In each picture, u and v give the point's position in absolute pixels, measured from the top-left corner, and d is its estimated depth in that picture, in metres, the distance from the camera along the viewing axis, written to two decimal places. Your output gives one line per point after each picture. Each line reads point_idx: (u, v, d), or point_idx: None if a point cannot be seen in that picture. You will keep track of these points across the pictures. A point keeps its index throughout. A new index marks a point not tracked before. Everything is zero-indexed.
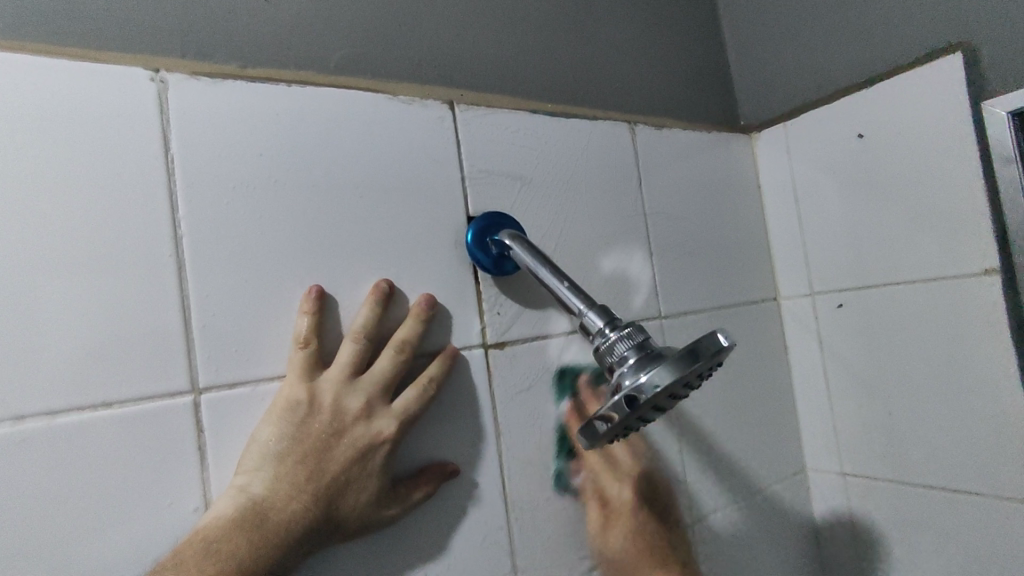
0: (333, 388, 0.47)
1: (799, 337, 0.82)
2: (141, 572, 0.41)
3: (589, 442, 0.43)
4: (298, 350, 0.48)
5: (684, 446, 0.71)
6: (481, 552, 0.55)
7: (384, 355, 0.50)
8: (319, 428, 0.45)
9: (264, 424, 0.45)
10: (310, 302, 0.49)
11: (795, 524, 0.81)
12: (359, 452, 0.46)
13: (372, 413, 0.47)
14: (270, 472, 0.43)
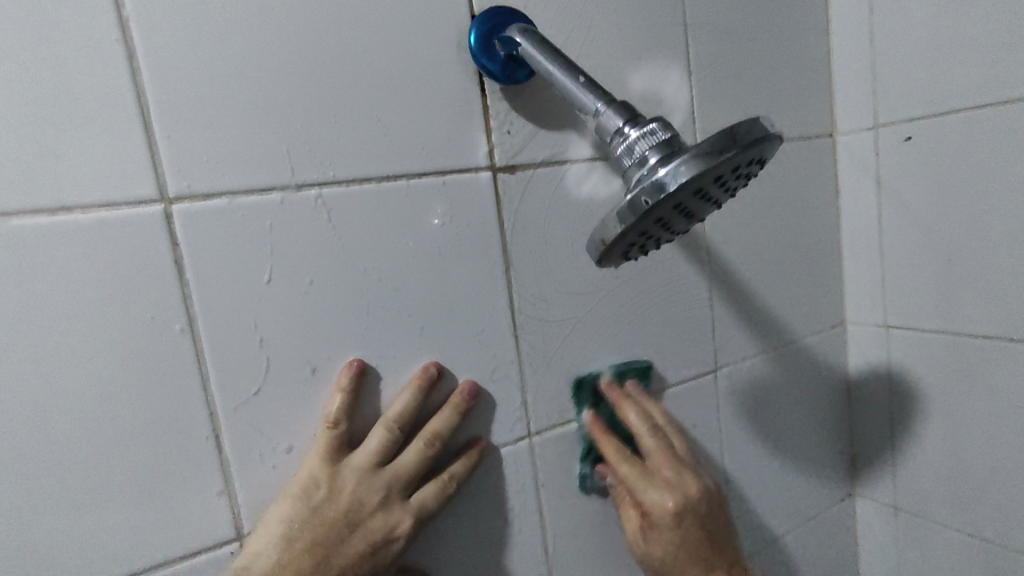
0: (355, 482, 0.44)
1: (854, 178, 0.73)
2: (129, 388, 0.39)
3: (599, 253, 0.38)
4: (326, 430, 0.44)
5: (715, 291, 0.66)
6: (490, 385, 0.52)
7: (413, 446, 0.47)
8: (339, 517, 0.43)
9: (276, 510, 0.42)
10: (346, 385, 0.45)
11: (829, 378, 0.77)
12: (371, 545, 0.44)
13: (389, 495, 0.45)
14: (276, 559, 0.41)
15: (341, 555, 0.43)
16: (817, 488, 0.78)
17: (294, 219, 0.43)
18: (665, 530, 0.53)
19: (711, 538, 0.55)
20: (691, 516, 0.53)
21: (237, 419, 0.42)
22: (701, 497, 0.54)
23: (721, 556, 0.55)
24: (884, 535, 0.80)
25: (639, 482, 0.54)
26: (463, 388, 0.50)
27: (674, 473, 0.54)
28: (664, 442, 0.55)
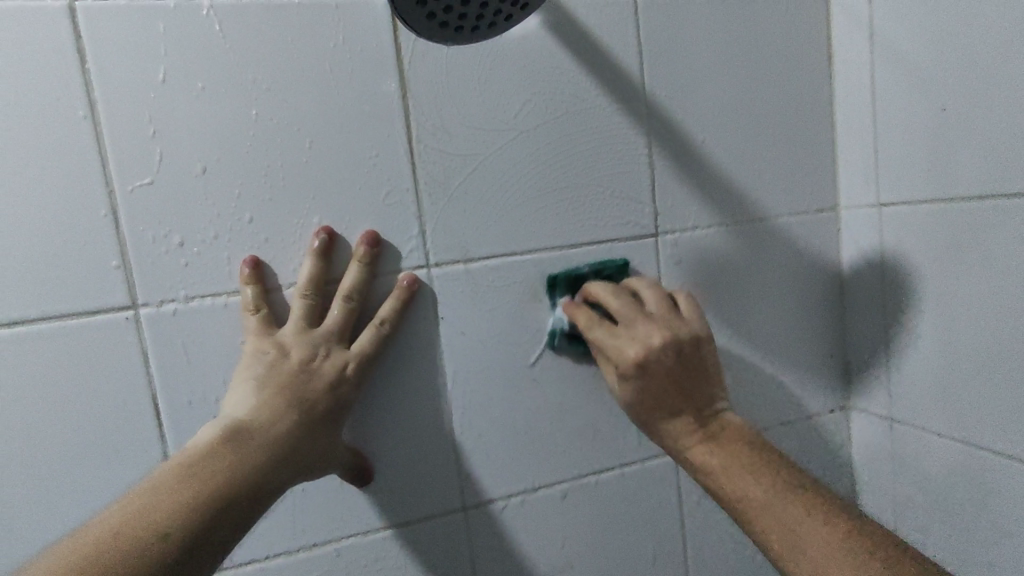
0: (294, 342, 0.51)
1: (847, 35, 0.65)
2: (40, 155, 0.47)
3: None
4: (249, 316, 0.51)
5: (657, 150, 0.63)
6: (382, 209, 0.55)
7: (336, 304, 0.53)
8: (291, 370, 0.50)
9: (239, 377, 0.51)
10: (250, 279, 0.51)
11: (812, 267, 0.70)
12: (325, 384, 0.51)
13: (333, 352, 0.52)
14: (257, 412, 0.49)
15: (309, 393, 0.50)
16: (796, 392, 0.70)
17: (185, 25, 0.49)
18: (631, 377, 0.51)
19: (687, 384, 0.52)
20: (656, 365, 0.51)
21: (133, 200, 0.49)
22: (668, 348, 0.51)
23: (689, 400, 0.52)
24: (880, 454, 0.70)
25: (605, 339, 0.53)
26: (361, 240, 0.54)
27: (642, 326, 0.52)
28: (629, 303, 0.54)
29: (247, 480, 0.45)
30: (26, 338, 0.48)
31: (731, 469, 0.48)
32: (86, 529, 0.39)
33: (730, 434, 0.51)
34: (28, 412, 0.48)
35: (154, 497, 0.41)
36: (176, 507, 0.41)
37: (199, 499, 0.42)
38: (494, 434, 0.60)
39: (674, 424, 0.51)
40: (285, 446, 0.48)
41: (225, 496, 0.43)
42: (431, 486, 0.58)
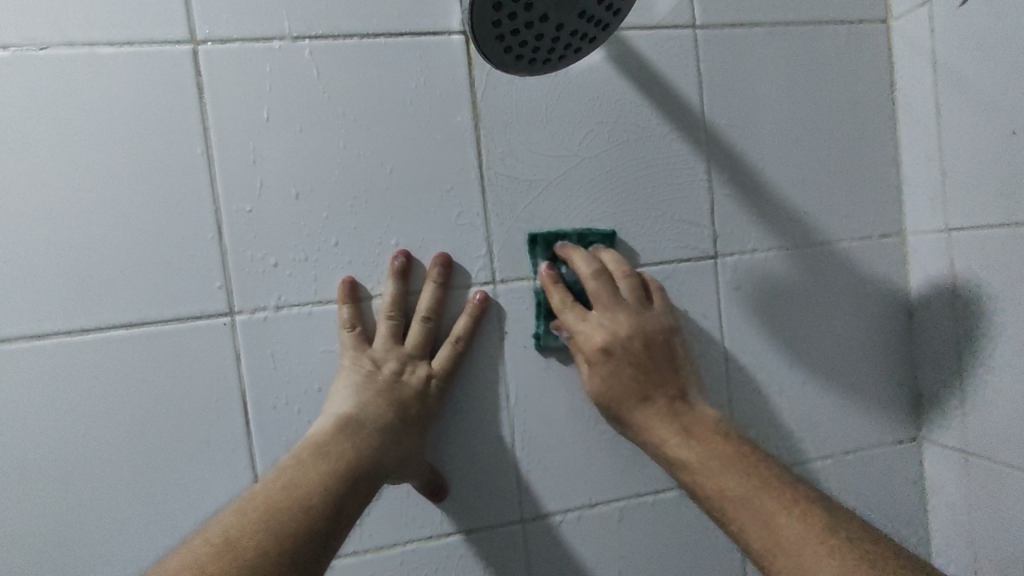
0: (386, 357, 0.56)
1: (910, 63, 0.66)
2: (162, 178, 0.54)
3: (469, 19, 0.40)
4: (344, 333, 0.56)
5: (718, 177, 0.64)
6: (456, 231, 0.59)
7: (417, 323, 0.57)
8: (384, 378, 0.55)
9: (336, 384, 0.55)
10: (345, 297, 0.56)
11: (878, 292, 0.69)
12: (414, 392, 0.55)
13: (417, 365, 0.57)
14: (360, 403, 0.53)
15: (403, 394, 0.55)
16: (863, 420, 0.69)
17: (287, 65, 0.55)
18: (597, 363, 0.56)
19: (657, 373, 0.56)
20: (622, 351, 0.55)
21: (236, 219, 0.55)
22: (633, 335, 0.56)
23: (659, 387, 0.55)
24: (956, 490, 0.67)
25: (572, 321, 0.57)
26: (434, 262, 0.58)
27: (609, 316, 0.56)
28: (603, 279, 0.57)
29: (359, 460, 0.51)
30: (142, 345, 0.54)
31: (708, 462, 0.51)
32: (250, 497, 0.46)
33: (701, 426, 0.54)
34: (140, 412, 0.54)
35: (297, 473, 0.48)
36: (318, 480, 0.48)
37: (331, 475, 0.49)
38: (555, 448, 0.61)
39: (644, 413, 0.55)
40: (390, 435, 0.53)
41: (349, 474, 0.49)
42: (493, 495, 0.60)
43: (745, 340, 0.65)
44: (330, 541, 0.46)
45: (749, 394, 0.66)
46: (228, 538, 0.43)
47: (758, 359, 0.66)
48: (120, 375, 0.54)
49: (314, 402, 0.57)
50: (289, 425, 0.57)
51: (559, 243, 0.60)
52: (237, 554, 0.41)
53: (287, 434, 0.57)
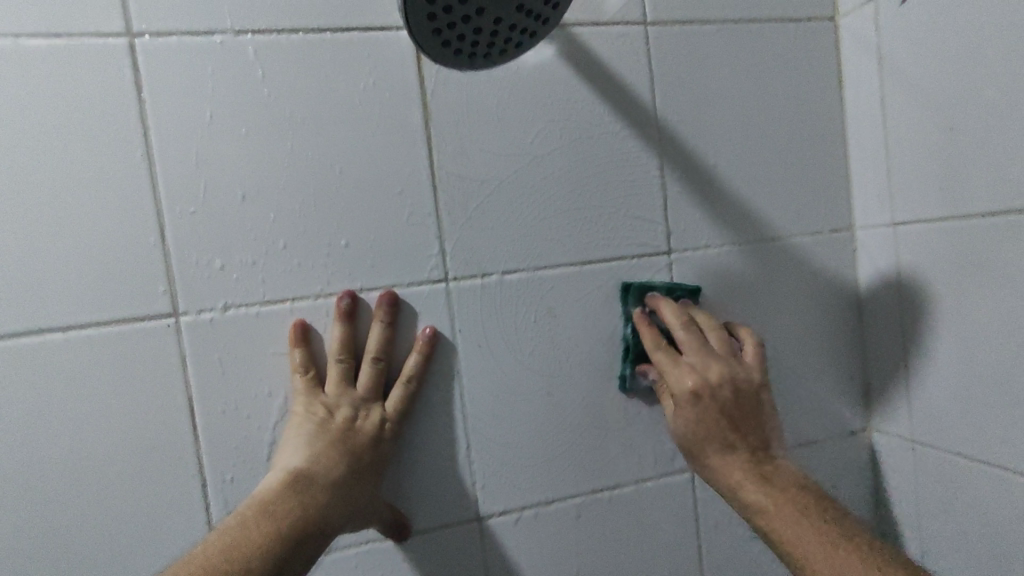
0: (338, 404, 0.56)
1: (857, 60, 0.67)
2: (99, 177, 0.52)
3: (403, 10, 0.39)
4: (297, 377, 0.56)
5: (671, 174, 0.65)
6: (408, 229, 0.58)
7: (367, 366, 0.57)
8: (336, 427, 0.55)
9: (288, 432, 0.55)
10: (296, 341, 0.56)
11: (829, 286, 0.70)
12: (367, 438, 0.55)
13: (369, 408, 0.57)
14: (310, 457, 0.53)
15: (355, 445, 0.55)
16: (815, 412, 0.70)
17: (228, 61, 0.54)
18: (686, 407, 0.55)
19: (736, 423, 0.55)
20: (713, 399, 0.55)
21: (179, 220, 0.54)
22: (723, 384, 0.56)
23: (744, 439, 0.55)
24: (905, 478, 0.69)
25: (665, 363, 0.58)
26: (382, 300, 0.57)
27: (700, 361, 0.57)
28: (693, 330, 0.58)
29: (310, 516, 0.50)
30: (83, 351, 0.52)
31: (780, 508, 0.50)
32: (186, 559, 0.44)
33: (785, 477, 0.53)
34: (81, 420, 0.53)
35: (240, 535, 0.47)
36: (260, 542, 0.47)
37: (275, 534, 0.48)
38: (511, 445, 0.62)
39: (728, 459, 0.54)
40: (342, 487, 0.53)
41: (295, 533, 0.49)
42: (449, 495, 0.60)
43: None
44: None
45: None
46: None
47: None
48: (60, 382, 0.52)
49: (265, 404, 0.56)
50: (239, 428, 0.56)
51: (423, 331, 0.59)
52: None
53: (237, 438, 0.56)
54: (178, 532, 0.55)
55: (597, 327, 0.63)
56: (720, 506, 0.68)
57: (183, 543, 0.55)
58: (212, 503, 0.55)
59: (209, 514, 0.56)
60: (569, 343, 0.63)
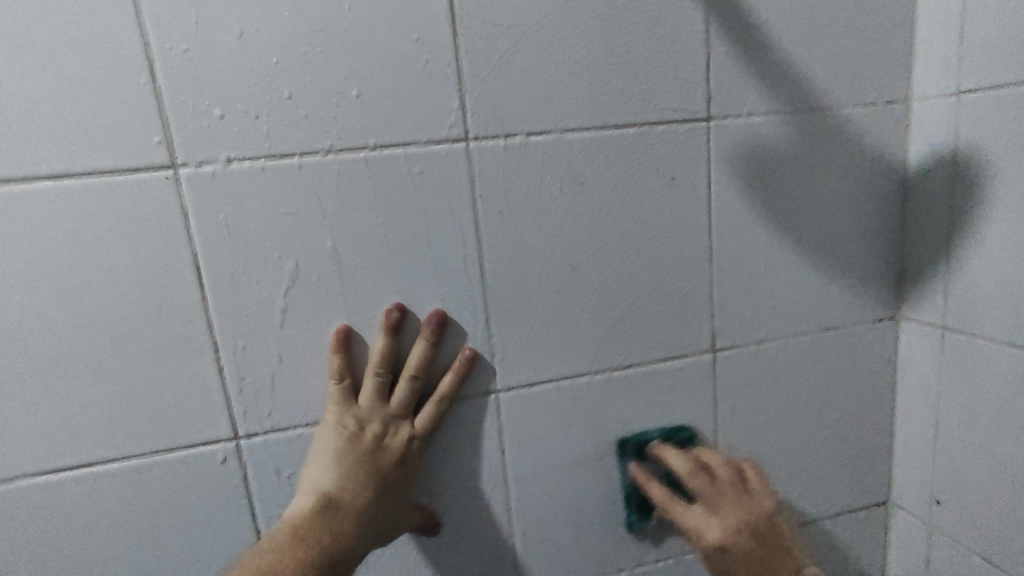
0: (372, 423, 0.56)
1: None
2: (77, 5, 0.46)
3: None
4: (333, 385, 0.56)
5: (717, 29, 0.58)
6: (424, 81, 0.53)
7: (403, 384, 0.57)
8: (367, 449, 0.55)
9: (321, 441, 0.56)
10: (336, 344, 0.56)
11: (875, 166, 0.65)
12: (395, 456, 0.56)
13: (400, 427, 0.57)
14: (342, 482, 0.54)
15: (383, 467, 0.56)
16: (843, 299, 0.68)
17: None
18: (695, 505, 0.58)
19: (745, 502, 0.57)
20: (714, 484, 0.58)
21: (170, 60, 0.48)
22: (722, 472, 0.59)
23: (739, 501, 0.57)
24: (929, 366, 0.68)
25: (686, 514, 0.58)
26: (430, 320, 0.57)
27: (710, 488, 0.58)
28: (692, 460, 0.60)
29: (337, 545, 0.52)
30: (79, 206, 0.49)
31: (748, 552, 0.55)
32: (223, 573, 0.49)
33: (758, 519, 0.56)
34: (84, 280, 0.50)
35: (270, 554, 0.50)
36: (291, 564, 0.49)
37: (300, 562, 0.50)
38: (530, 320, 0.60)
39: (694, 515, 0.58)
40: (368, 520, 0.54)
41: (320, 561, 0.51)
42: (465, 368, 0.59)
43: (732, 213, 0.62)
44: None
45: (731, 269, 0.64)
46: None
47: (744, 233, 0.63)
48: (57, 239, 0.49)
49: (275, 268, 0.54)
50: (249, 292, 0.54)
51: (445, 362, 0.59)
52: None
53: (249, 303, 0.54)
54: (194, 393, 0.54)
55: (625, 199, 0.59)
56: (738, 388, 0.67)
57: (199, 405, 0.54)
58: (225, 367, 0.54)
59: (224, 377, 0.55)
60: (595, 216, 0.59)
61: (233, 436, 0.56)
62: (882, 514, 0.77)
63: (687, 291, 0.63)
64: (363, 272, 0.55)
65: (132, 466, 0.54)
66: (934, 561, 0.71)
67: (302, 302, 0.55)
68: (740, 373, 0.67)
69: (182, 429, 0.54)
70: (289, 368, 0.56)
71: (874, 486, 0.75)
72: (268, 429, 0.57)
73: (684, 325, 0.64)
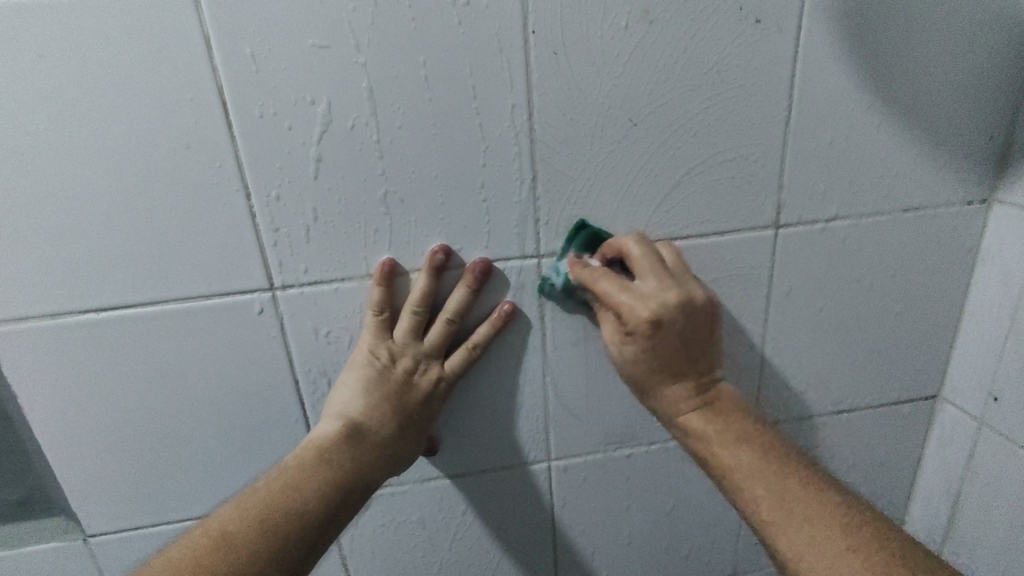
0: (403, 360, 0.56)
1: None
2: None
3: None
4: (371, 315, 0.55)
5: None
6: None
7: (438, 325, 0.56)
8: (396, 384, 0.56)
9: (352, 371, 0.56)
10: (380, 277, 0.55)
11: (998, 18, 0.56)
12: (422, 394, 0.57)
13: (430, 366, 0.57)
14: (368, 412, 0.55)
15: (407, 403, 0.56)
16: (930, 177, 0.61)
17: None
18: (638, 333, 0.51)
19: (688, 348, 0.53)
20: (673, 324, 0.51)
21: None
22: (680, 298, 0.51)
23: (693, 365, 0.54)
24: (1015, 255, 0.61)
25: (615, 293, 0.52)
26: (474, 267, 0.55)
27: (660, 288, 0.51)
28: (655, 261, 0.53)
29: (360, 471, 0.53)
30: (96, 27, 0.45)
31: (758, 467, 0.51)
32: (253, 491, 0.49)
33: (728, 408, 0.55)
34: (107, 111, 0.47)
35: (298, 475, 0.50)
36: (318, 487, 0.50)
37: (328, 483, 0.51)
38: (579, 182, 0.55)
39: (673, 390, 0.55)
40: (391, 447, 0.56)
41: (345, 484, 0.52)
42: (507, 230, 0.55)
43: (819, 69, 0.54)
44: (327, 532, 0.50)
45: (808, 135, 0.57)
46: (228, 529, 0.46)
47: (829, 94, 0.56)
48: (77, 64, 0.46)
49: (306, 110, 0.49)
50: (280, 136, 0.50)
51: (487, 304, 0.59)
52: (236, 549, 0.45)
53: (281, 147, 0.50)
54: (227, 240, 0.53)
55: (695, 46, 0.52)
56: (797, 269, 0.62)
57: (234, 252, 0.53)
58: (258, 214, 0.52)
59: (257, 225, 0.53)
60: (660, 64, 0.52)
61: (270, 287, 0.55)
62: (928, 409, 0.74)
63: (755, 159, 0.57)
64: (400, 119, 0.51)
65: (171, 308, 0.54)
66: (978, 454, 0.69)
67: (336, 149, 0.51)
68: (802, 254, 0.62)
69: (219, 277, 0.54)
70: (323, 221, 0.53)
71: (926, 380, 0.72)
72: (304, 282, 0.55)
73: (747, 198, 0.58)
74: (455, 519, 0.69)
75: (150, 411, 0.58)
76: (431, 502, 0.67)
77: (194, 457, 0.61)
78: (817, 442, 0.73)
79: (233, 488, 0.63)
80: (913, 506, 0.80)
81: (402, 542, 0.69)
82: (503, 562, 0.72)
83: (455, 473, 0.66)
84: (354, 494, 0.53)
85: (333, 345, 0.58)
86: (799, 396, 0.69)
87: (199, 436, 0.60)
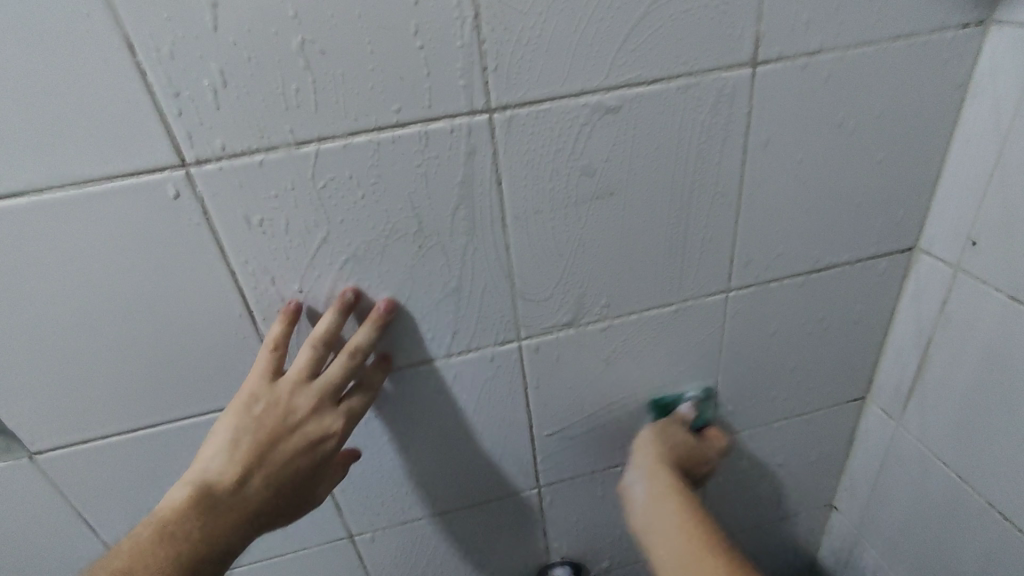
0: (291, 404, 0.54)
1: None
2: None
3: None
4: (266, 352, 0.54)
5: None
6: None
7: (339, 359, 0.56)
8: (280, 430, 0.54)
9: (229, 417, 0.54)
10: (286, 315, 0.54)
11: None
12: (304, 442, 0.55)
13: (323, 412, 0.56)
14: (238, 470, 0.53)
15: (288, 449, 0.55)
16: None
17: None
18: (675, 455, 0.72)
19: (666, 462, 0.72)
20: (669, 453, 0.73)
21: None
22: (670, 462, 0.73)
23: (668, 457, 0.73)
24: (1009, 86, 0.56)
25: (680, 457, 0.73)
26: (380, 307, 0.57)
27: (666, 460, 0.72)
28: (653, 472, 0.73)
29: (214, 538, 0.51)
30: None
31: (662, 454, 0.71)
32: None
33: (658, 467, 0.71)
34: None
35: (141, 553, 0.48)
36: (164, 564, 0.48)
37: (176, 559, 0.48)
38: (530, 19, 0.47)
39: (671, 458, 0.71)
40: (258, 508, 0.54)
41: (197, 556, 0.50)
42: (451, 83, 0.48)
43: None
44: None
45: None
46: None
47: None
48: None
49: None
50: None
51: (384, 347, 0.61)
52: None
53: None
54: (119, 108, 0.44)
55: None
56: (776, 115, 0.57)
57: (132, 126, 0.45)
58: (151, 77, 0.44)
59: (153, 89, 0.44)
60: None
61: (182, 163, 0.47)
62: (905, 261, 0.72)
63: None
64: None
65: (69, 196, 0.47)
66: (953, 302, 0.68)
67: None
68: (782, 97, 0.56)
69: (117, 153, 0.46)
70: (232, 81, 0.45)
71: (905, 231, 0.69)
72: (221, 155, 0.48)
73: (722, 31, 0.51)
74: (425, 407, 0.66)
75: (71, 317, 0.52)
76: (398, 393, 0.65)
77: (133, 363, 0.56)
78: (792, 303, 0.71)
79: (182, 392, 0.59)
80: (884, 361, 0.80)
81: (373, 435, 0.67)
82: (479, 445, 0.71)
83: (421, 360, 0.63)
84: (207, 564, 0.50)
85: (269, 231, 0.52)
86: (775, 258, 0.66)
87: (135, 340, 0.55)
